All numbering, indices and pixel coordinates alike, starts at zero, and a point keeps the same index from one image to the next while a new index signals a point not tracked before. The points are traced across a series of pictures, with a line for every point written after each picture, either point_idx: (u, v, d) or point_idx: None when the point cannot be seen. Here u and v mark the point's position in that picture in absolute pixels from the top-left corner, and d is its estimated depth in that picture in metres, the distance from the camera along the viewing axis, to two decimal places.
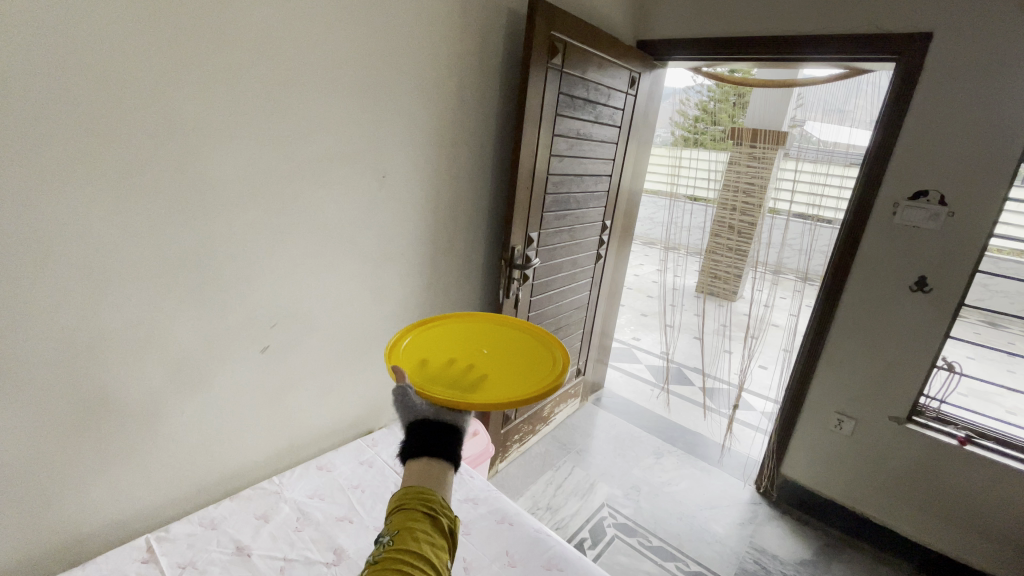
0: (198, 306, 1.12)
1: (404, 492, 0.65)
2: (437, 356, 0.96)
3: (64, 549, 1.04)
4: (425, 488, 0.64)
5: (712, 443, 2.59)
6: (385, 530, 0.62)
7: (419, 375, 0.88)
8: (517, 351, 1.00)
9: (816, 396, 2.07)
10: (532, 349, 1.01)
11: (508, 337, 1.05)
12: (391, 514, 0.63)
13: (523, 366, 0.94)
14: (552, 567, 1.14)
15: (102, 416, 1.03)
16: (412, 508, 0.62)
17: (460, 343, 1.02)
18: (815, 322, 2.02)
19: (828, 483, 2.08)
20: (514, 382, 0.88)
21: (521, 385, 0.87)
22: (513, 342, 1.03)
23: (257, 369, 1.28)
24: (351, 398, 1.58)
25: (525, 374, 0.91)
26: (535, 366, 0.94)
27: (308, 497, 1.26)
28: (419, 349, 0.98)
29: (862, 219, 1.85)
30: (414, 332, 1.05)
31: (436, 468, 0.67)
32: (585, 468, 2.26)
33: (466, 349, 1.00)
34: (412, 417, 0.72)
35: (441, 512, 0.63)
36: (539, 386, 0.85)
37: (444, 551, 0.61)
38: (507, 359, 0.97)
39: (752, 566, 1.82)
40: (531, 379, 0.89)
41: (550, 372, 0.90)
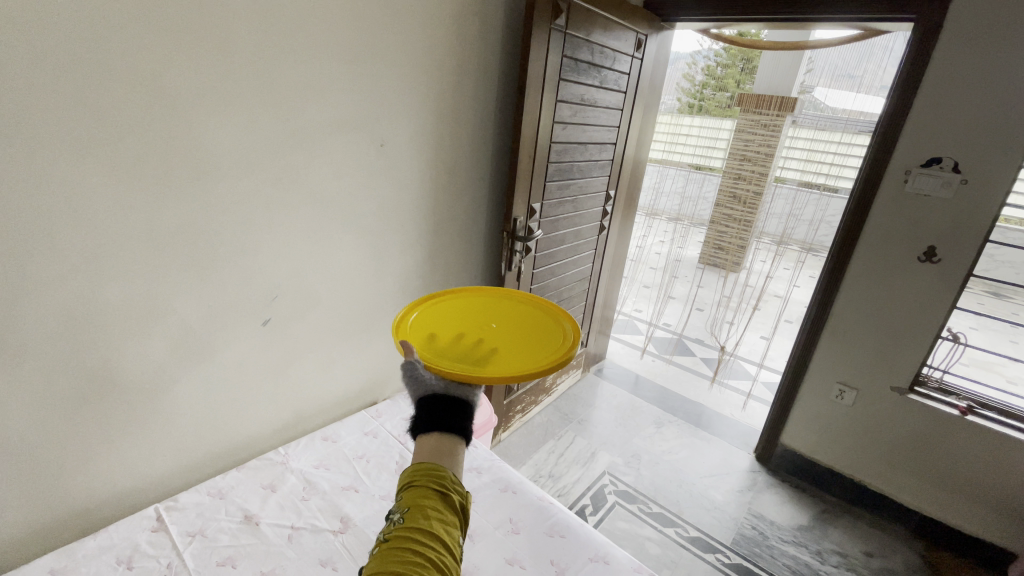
0: (197, 279, 1.10)
1: (414, 469, 0.64)
2: (445, 330, 0.94)
3: (75, 519, 1.06)
4: (437, 464, 0.63)
5: (711, 411, 2.61)
6: (395, 506, 0.61)
7: (427, 350, 0.87)
8: (528, 326, 0.98)
9: (819, 367, 2.07)
10: (541, 323, 1.00)
11: (517, 312, 1.04)
12: (401, 490, 0.62)
13: (533, 341, 0.93)
14: (554, 533, 1.16)
15: (106, 390, 1.03)
16: (422, 486, 0.61)
17: (469, 319, 1.00)
18: (820, 294, 1.99)
19: (827, 451, 2.10)
20: (524, 355, 0.87)
21: (531, 358, 0.86)
22: (523, 317, 1.02)
23: (258, 342, 1.28)
24: (353, 370, 1.58)
25: (535, 347, 0.91)
26: (546, 340, 0.93)
27: (313, 466, 1.27)
28: (427, 323, 0.97)
29: (872, 186, 1.80)
30: (421, 307, 1.03)
31: (447, 444, 0.65)
32: (586, 437, 2.28)
33: (475, 323, 0.98)
34: (422, 393, 0.71)
35: (452, 488, 0.62)
36: (549, 359, 0.84)
37: (455, 528, 0.61)
38: (517, 333, 0.95)
39: (750, 532, 1.85)
40: (541, 354, 0.88)
41: (561, 346, 0.89)
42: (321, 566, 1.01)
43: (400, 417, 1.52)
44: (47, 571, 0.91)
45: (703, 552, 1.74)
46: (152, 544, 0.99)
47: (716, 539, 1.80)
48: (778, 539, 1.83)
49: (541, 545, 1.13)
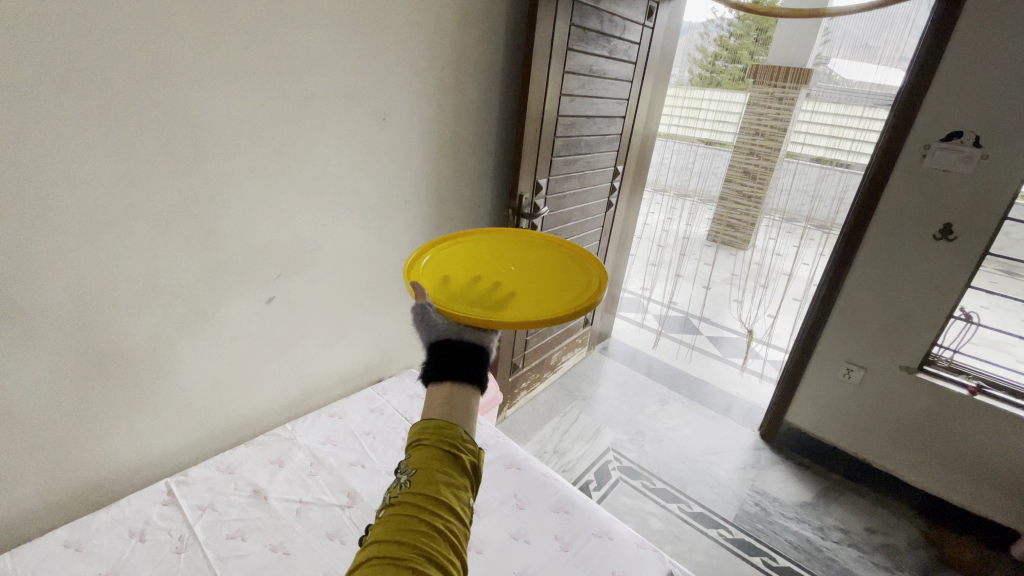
0: (199, 256, 1.09)
1: (422, 426, 0.60)
2: (459, 274, 0.92)
3: (88, 493, 1.08)
4: (447, 423, 0.60)
5: (716, 389, 2.61)
6: (403, 465, 0.59)
7: (439, 292, 0.85)
8: (548, 271, 0.96)
9: (826, 345, 2.05)
10: (563, 268, 0.98)
11: (537, 255, 1.02)
12: (410, 448, 0.60)
13: (554, 285, 0.91)
14: (558, 508, 1.18)
15: (112, 367, 1.03)
16: (430, 447, 0.58)
17: (485, 262, 0.98)
18: (830, 272, 1.96)
19: (832, 429, 2.10)
20: (543, 299, 0.85)
21: (551, 302, 0.84)
22: (544, 263, 0.99)
23: (262, 320, 1.27)
24: (358, 348, 1.58)
25: (555, 291, 0.89)
26: (567, 284, 0.91)
27: (320, 442, 1.28)
28: (439, 267, 0.95)
29: (889, 161, 1.75)
30: (432, 251, 1.01)
31: (459, 397, 0.62)
32: (591, 414, 2.29)
33: (492, 266, 0.96)
34: (434, 336, 0.69)
35: (462, 448, 0.59)
36: (572, 304, 0.82)
37: (466, 489, 0.58)
38: (535, 278, 0.93)
39: (753, 508, 1.87)
40: (563, 298, 0.86)
41: (583, 291, 0.87)
42: (329, 539, 1.03)
43: (406, 394, 1.53)
44: (61, 542, 0.92)
45: (705, 528, 1.76)
46: (163, 518, 1.01)
47: (718, 515, 1.82)
48: (781, 515, 1.85)
49: (545, 520, 1.14)
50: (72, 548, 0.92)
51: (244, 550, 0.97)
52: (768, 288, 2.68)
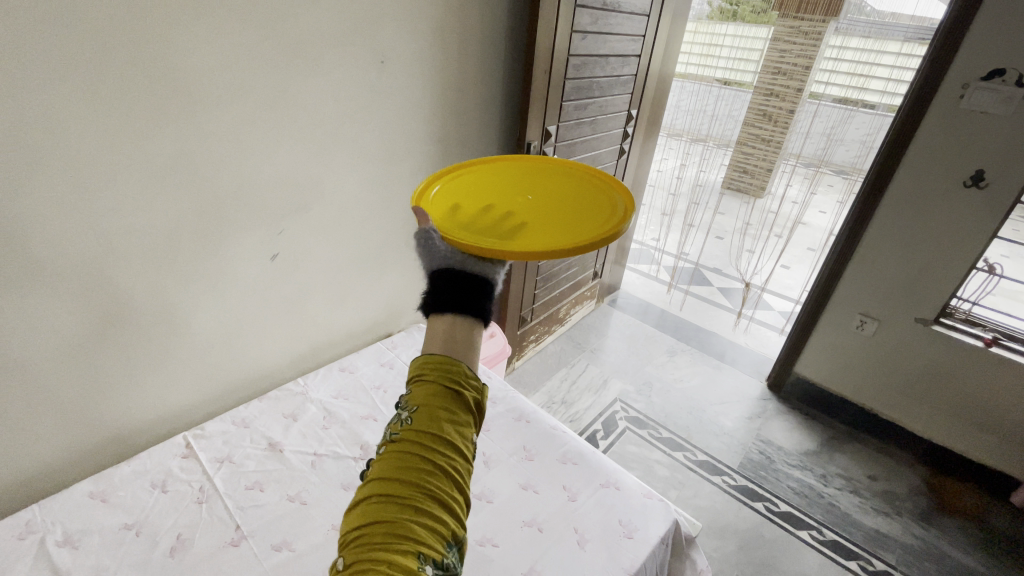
0: (199, 212, 1.06)
1: (423, 360, 0.55)
2: (470, 204, 0.87)
3: (109, 446, 1.11)
4: (449, 356, 0.54)
5: (725, 340, 2.61)
6: (402, 400, 0.54)
7: (447, 218, 0.81)
8: (567, 204, 0.91)
9: (840, 297, 2.02)
10: (583, 200, 0.92)
11: (555, 187, 0.96)
12: (410, 383, 0.55)
13: (573, 219, 0.85)
14: (566, 461, 1.19)
15: (121, 326, 1.03)
16: (432, 382, 0.52)
17: (498, 188, 0.93)
18: (850, 222, 1.89)
19: (840, 380, 2.11)
20: (560, 232, 0.80)
21: (569, 234, 0.79)
22: (562, 191, 0.95)
23: (268, 276, 1.26)
24: (367, 304, 1.57)
25: (573, 224, 0.83)
26: (587, 217, 0.86)
27: (332, 396, 1.30)
28: (448, 196, 0.90)
29: (922, 102, 1.63)
30: (441, 181, 0.96)
31: (462, 329, 0.56)
32: (598, 366, 2.31)
33: (506, 198, 0.91)
34: (436, 265, 0.61)
35: (466, 384, 0.54)
36: (591, 235, 0.77)
37: (470, 427, 0.53)
38: (553, 211, 0.88)
39: (757, 456, 1.91)
40: (582, 230, 0.81)
41: (605, 222, 0.82)
42: (344, 489, 1.06)
43: (415, 349, 1.53)
44: (86, 494, 0.96)
45: (710, 475, 1.80)
46: (183, 470, 1.04)
47: (722, 463, 1.86)
48: (785, 463, 1.89)
49: (553, 472, 1.17)
50: (98, 498, 0.95)
51: (262, 500, 1.01)
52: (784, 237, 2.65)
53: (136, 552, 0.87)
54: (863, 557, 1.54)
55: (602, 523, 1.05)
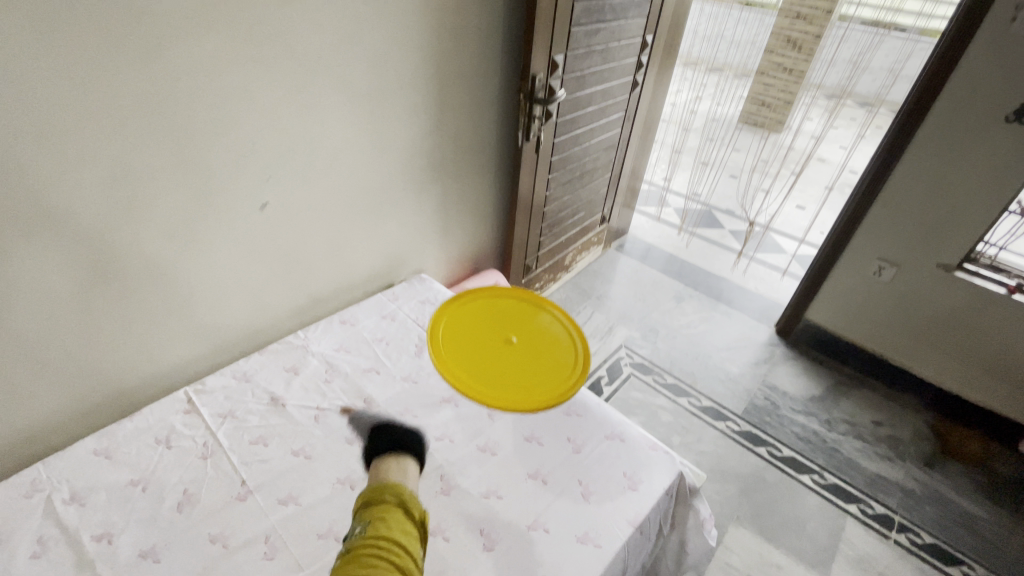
0: (177, 160, 0.98)
1: (371, 492, 0.73)
2: (467, 339, 1.13)
3: (112, 402, 1.10)
4: (396, 486, 0.74)
5: (735, 285, 2.54)
6: (355, 525, 0.70)
7: (445, 354, 1.09)
8: (546, 341, 1.14)
9: (859, 242, 1.93)
10: (559, 342, 1.14)
11: (541, 326, 1.18)
12: (360, 511, 0.72)
13: (545, 365, 1.09)
14: (570, 413, 1.17)
15: (106, 282, 0.99)
16: (382, 502, 0.71)
17: (492, 326, 1.17)
18: (877, 162, 1.77)
19: (852, 327, 2.07)
20: (528, 378, 1.05)
21: (536, 383, 1.04)
22: (542, 332, 1.16)
23: (258, 228, 1.19)
24: (367, 254, 1.51)
25: (541, 367, 1.08)
26: (555, 366, 1.09)
27: (334, 350, 1.28)
28: (453, 331, 1.15)
29: (973, 24, 1.46)
30: (449, 309, 1.21)
31: (399, 469, 0.79)
32: (604, 313, 2.28)
33: (499, 333, 1.15)
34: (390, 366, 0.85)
35: (410, 505, 0.72)
36: (549, 395, 1.01)
37: (415, 539, 0.69)
38: (531, 350, 1.12)
39: (762, 402, 1.91)
40: (546, 378, 1.05)
41: (566, 378, 1.05)
42: (349, 443, 1.05)
43: (417, 300, 1.49)
44: (90, 451, 0.96)
45: (714, 420, 1.81)
46: (186, 426, 1.03)
47: (727, 409, 1.86)
48: (789, 408, 1.89)
49: (557, 424, 1.15)
50: (102, 455, 0.95)
51: (267, 455, 1.01)
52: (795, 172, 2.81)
53: (144, 507, 0.88)
54: (863, 501, 1.57)
55: (606, 475, 1.04)
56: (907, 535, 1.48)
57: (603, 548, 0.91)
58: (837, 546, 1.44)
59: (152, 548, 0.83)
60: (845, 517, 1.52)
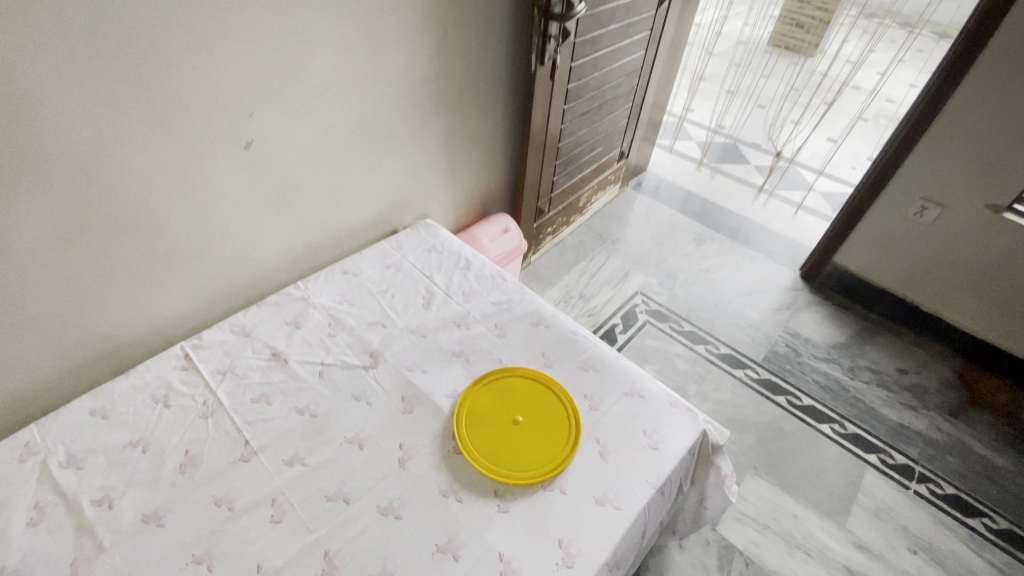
0: (140, 92, 0.86)
1: None
2: (488, 396, 1.00)
3: (107, 358, 1.05)
4: None
5: (759, 226, 2.40)
6: None
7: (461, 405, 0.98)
8: (556, 424, 0.97)
9: (902, 180, 1.77)
10: (567, 425, 0.97)
11: (559, 408, 1.00)
12: None
13: (542, 446, 0.94)
14: (587, 369, 1.10)
15: (81, 232, 0.90)
16: None
17: (514, 391, 1.01)
18: (931, 89, 1.59)
19: (883, 271, 1.95)
20: (521, 453, 0.92)
21: (525, 460, 0.92)
22: (558, 414, 0.99)
23: (246, 170, 1.08)
24: (368, 198, 1.39)
25: (540, 450, 0.93)
26: (551, 450, 0.93)
27: (336, 302, 1.21)
28: (478, 384, 1.02)
29: None
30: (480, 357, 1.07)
31: None
32: (620, 257, 2.17)
33: (518, 398, 1.00)
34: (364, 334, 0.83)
35: None
36: (532, 474, 0.90)
37: None
38: (540, 425, 0.97)
39: (783, 349, 1.84)
40: (537, 460, 0.92)
41: (553, 463, 0.91)
42: (356, 401, 1.00)
43: (423, 248, 1.40)
44: (86, 411, 0.92)
45: (732, 369, 1.75)
46: (184, 383, 0.99)
47: (747, 356, 1.80)
48: (811, 356, 1.82)
49: (573, 379, 1.08)
50: (99, 416, 0.92)
51: (270, 414, 0.96)
52: (828, 101, 3.02)
53: (144, 470, 0.85)
54: (883, 451, 1.54)
55: (625, 434, 0.98)
56: (927, 486, 1.46)
57: (622, 511, 0.87)
58: (855, 495, 1.43)
59: (155, 512, 0.81)
60: (864, 467, 1.49)
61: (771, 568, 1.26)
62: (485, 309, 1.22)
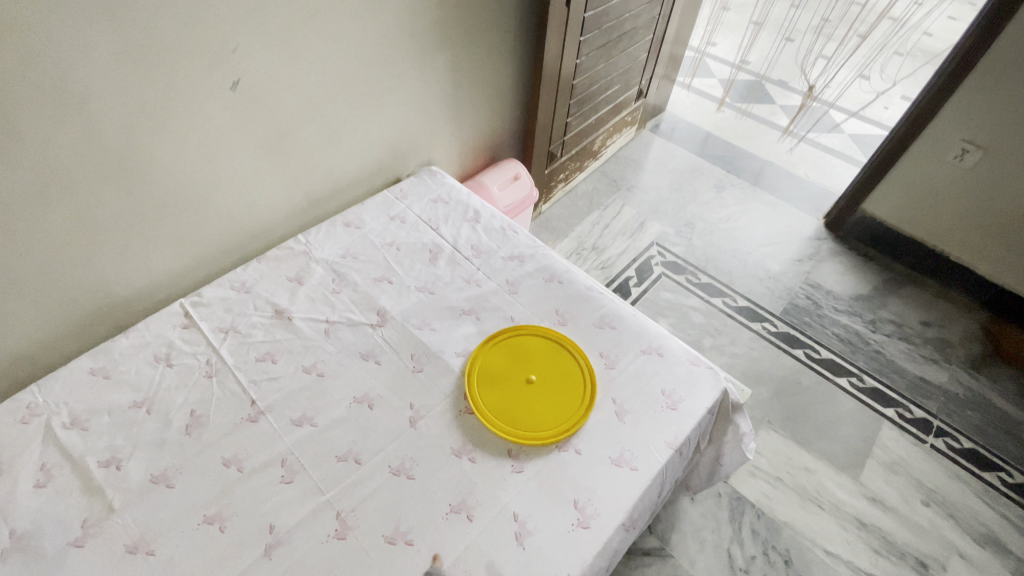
0: (108, 22, 0.76)
1: None
2: (498, 356, 0.96)
3: (105, 315, 1.02)
4: None
5: (784, 172, 2.27)
6: None
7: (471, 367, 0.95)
8: (569, 381, 0.94)
9: (945, 120, 1.63)
10: (581, 382, 0.94)
11: (571, 365, 0.96)
12: None
13: (557, 403, 0.91)
14: (603, 326, 1.05)
15: (60, 183, 0.84)
16: None
17: (525, 350, 0.97)
18: (989, 14, 1.43)
19: (914, 220, 1.84)
20: (535, 412, 0.89)
21: (540, 418, 0.89)
22: (570, 371, 0.96)
23: (234, 113, 0.99)
24: (369, 143, 1.30)
25: (554, 407, 0.90)
26: (566, 406, 0.91)
27: (340, 256, 1.15)
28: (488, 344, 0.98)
29: None
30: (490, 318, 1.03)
31: None
32: (635, 206, 2.07)
33: (529, 357, 0.96)
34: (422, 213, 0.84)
35: None
36: (548, 432, 0.87)
37: None
38: (552, 384, 0.93)
39: (803, 302, 1.78)
40: (551, 417, 0.89)
41: (569, 420, 0.89)
42: (363, 359, 0.97)
43: (429, 198, 1.32)
44: (87, 371, 0.90)
45: (750, 322, 1.70)
46: (186, 342, 0.96)
47: (765, 309, 1.74)
48: (832, 309, 1.76)
49: (589, 337, 1.03)
50: (100, 375, 0.90)
51: (277, 373, 0.93)
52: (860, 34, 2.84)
53: (150, 431, 0.84)
54: (901, 405, 1.51)
55: (642, 393, 0.95)
56: (945, 440, 1.44)
57: (639, 472, 0.85)
58: (871, 450, 1.41)
59: (164, 473, 0.80)
60: (881, 421, 1.47)
61: (783, 520, 1.27)
62: (496, 263, 1.16)
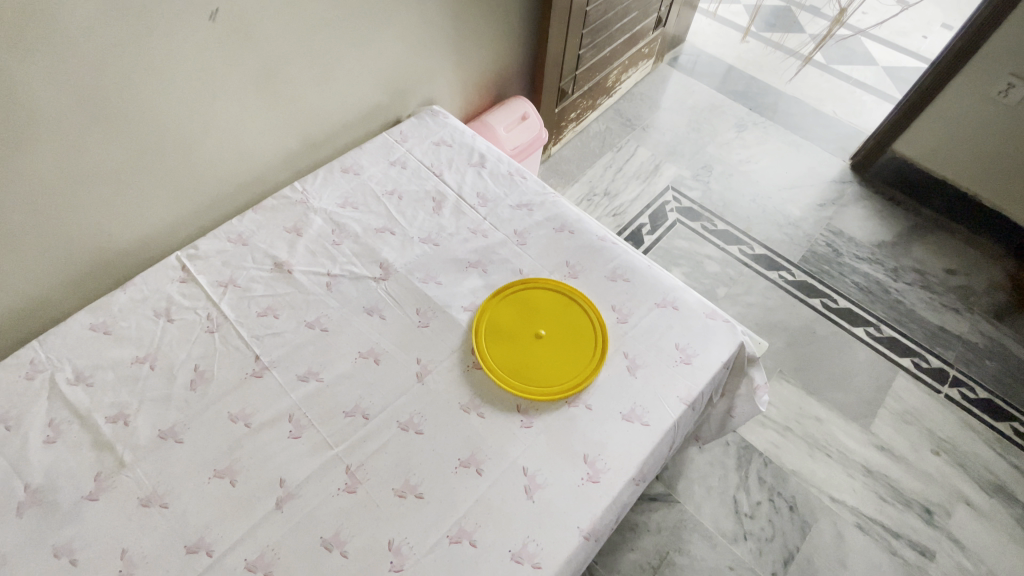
0: None
1: None
2: (506, 310, 0.93)
3: (102, 269, 0.99)
4: None
5: (811, 109, 2.11)
6: None
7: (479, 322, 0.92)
8: (582, 334, 0.91)
9: (992, 51, 1.51)
10: (594, 335, 0.91)
11: (585, 318, 0.93)
12: None
13: (569, 358, 0.88)
14: (616, 279, 1.00)
15: (34, 129, 0.78)
16: None
17: (536, 302, 0.93)
18: None
19: (948, 162, 1.73)
20: (547, 368, 0.87)
21: (551, 374, 0.86)
22: (583, 323, 0.92)
23: (218, 49, 0.91)
24: (366, 81, 1.21)
25: (565, 362, 0.88)
26: (578, 362, 0.88)
27: (339, 206, 1.09)
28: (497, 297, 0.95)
29: None
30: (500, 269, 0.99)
31: None
32: (650, 148, 1.96)
33: (539, 310, 0.93)
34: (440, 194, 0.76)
35: None
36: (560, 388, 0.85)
37: None
38: (564, 338, 0.90)
39: (823, 249, 1.71)
40: (563, 374, 0.87)
41: (581, 376, 0.86)
42: (367, 314, 0.94)
43: (431, 141, 1.24)
44: (87, 327, 0.88)
45: (766, 270, 1.64)
46: (185, 296, 0.93)
47: (783, 257, 1.68)
48: (853, 256, 1.69)
49: (601, 291, 0.99)
50: (100, 331, 0.88)
51: (279, 329, 0.91)
52: None
53: (155, 387, 0.83)
54: (918, 354, 1.48)
55: (656, 349, 0.92)
56: (960, 390, 1.42)
57: (651, 427, 0.83)
58: (883, 400, 1.40)
59: (172, 428, 0.79)
60: (896, 371, 1.45)
61: (789, 468, 1.28)
62: (503, 213, 1.10)
